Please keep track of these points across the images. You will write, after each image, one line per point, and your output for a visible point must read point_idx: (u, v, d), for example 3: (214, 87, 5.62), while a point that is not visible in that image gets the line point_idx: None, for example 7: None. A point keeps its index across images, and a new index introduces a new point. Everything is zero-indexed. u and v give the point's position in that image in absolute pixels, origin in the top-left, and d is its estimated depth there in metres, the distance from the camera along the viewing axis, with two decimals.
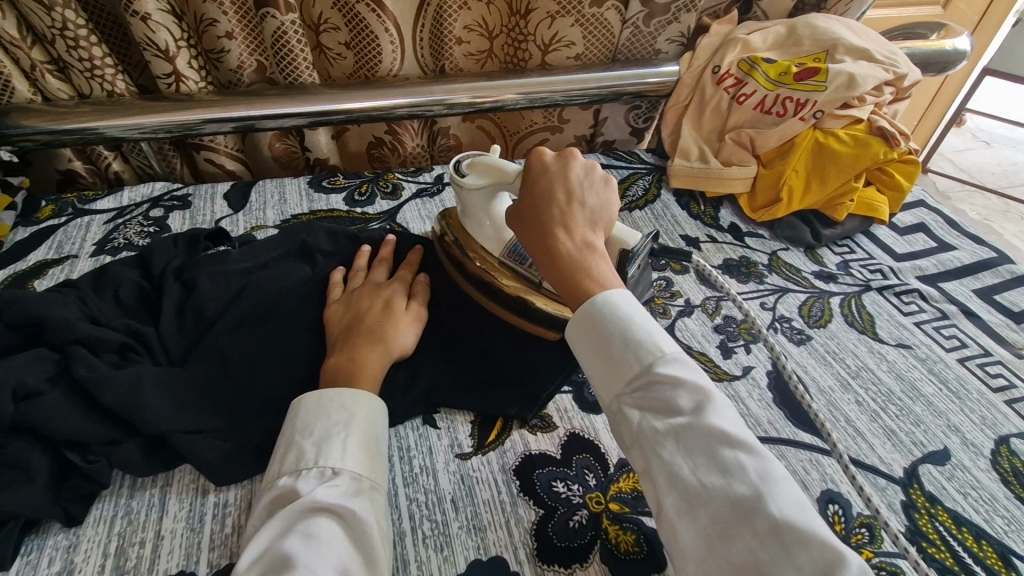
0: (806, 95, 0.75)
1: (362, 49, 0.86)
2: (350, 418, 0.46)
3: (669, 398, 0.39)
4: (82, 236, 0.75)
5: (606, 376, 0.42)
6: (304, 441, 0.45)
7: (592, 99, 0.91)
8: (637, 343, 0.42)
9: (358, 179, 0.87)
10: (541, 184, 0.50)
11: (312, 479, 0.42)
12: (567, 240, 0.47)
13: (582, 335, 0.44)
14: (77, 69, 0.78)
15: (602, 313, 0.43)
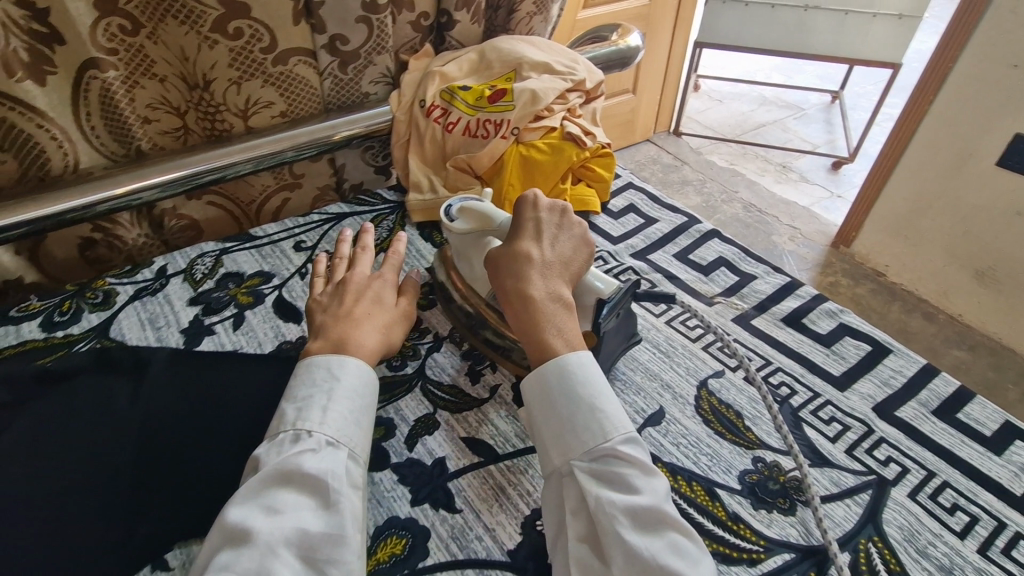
0: (500, 116, 0.81)
1: (19, 154, 0.73)
2: (333, 387, 0.51)
3: (624, 475, 0.44)
4: None
5: (561, 439, 0.47)
6: (288, 404, 0.50)
7: (317, 151, 0.88)
8: (599, 412, 0.47)
9: (57, 296, 0.75)
10: (526, 232, 0.56)
11: (288, 442, 0.48)
12: (536, 280, 0.52)
13: (539, 391, 0.49)
14: None
15: (569, 377, 0.48)
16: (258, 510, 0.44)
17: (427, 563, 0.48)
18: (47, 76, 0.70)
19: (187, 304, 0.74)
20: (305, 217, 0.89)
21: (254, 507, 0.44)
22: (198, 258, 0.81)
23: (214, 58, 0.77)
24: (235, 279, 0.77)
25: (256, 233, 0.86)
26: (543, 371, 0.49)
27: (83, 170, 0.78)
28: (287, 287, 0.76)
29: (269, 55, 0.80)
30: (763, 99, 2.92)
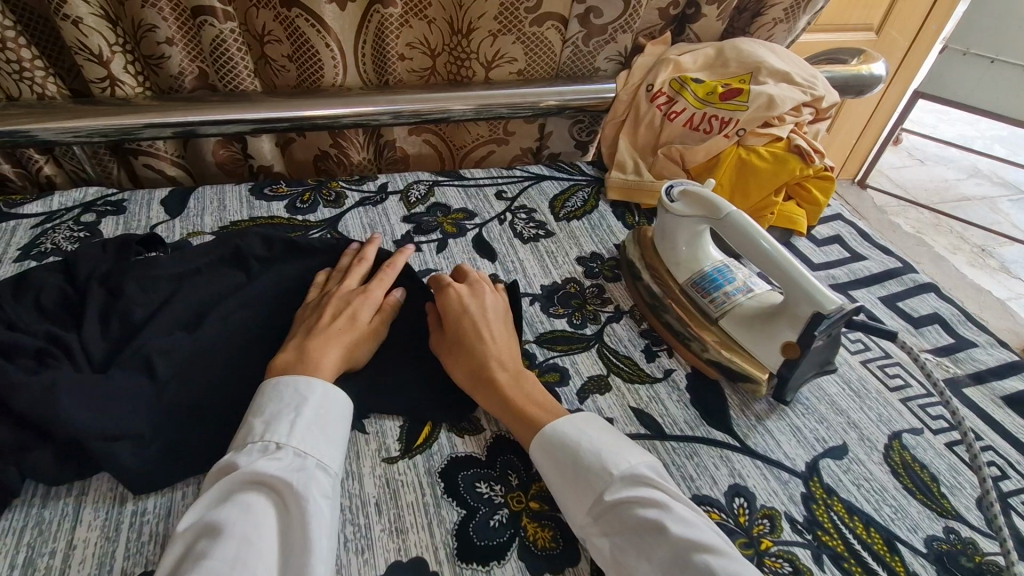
0: (729, 114, 0.80)
1: (304, 61, 0.86)
2: (301, 402, 0.49)
3: (630, 518, 0.44)
4: (7, 241, 0.73)
5: (570, 502, 0.47)
6: (255, 418, 0.48)
7: (531, 113, 0.93)
8: (590, 468, 0.47)
9: (301, 186, 0.87)
10: (461, 326, 0.58)
11: (257, 452, 0.46)
12: (499, 370, 0.55)
13: (541, 462, 0.49)
14: (5, 71, 0.76)
15: (551, 442, 0.50)
16: (228, 513, 0.42)
17: None
18: (348, 2, 0.82)
19: (401, 220, 0.82)
20: (508, 171, 0.94)
21: (227, 510, 0.42)
22: (414, 183, 0.90)
23: (485, 10, 0.85)
24: (443, 210, 0.84)
25: (464, 174, 0.93)
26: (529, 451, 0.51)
27: (343, 83, 0.90)
28: (487, 228, 0.82)
29: (531, 15, 0.87)
30: (975, 170, 2.56)
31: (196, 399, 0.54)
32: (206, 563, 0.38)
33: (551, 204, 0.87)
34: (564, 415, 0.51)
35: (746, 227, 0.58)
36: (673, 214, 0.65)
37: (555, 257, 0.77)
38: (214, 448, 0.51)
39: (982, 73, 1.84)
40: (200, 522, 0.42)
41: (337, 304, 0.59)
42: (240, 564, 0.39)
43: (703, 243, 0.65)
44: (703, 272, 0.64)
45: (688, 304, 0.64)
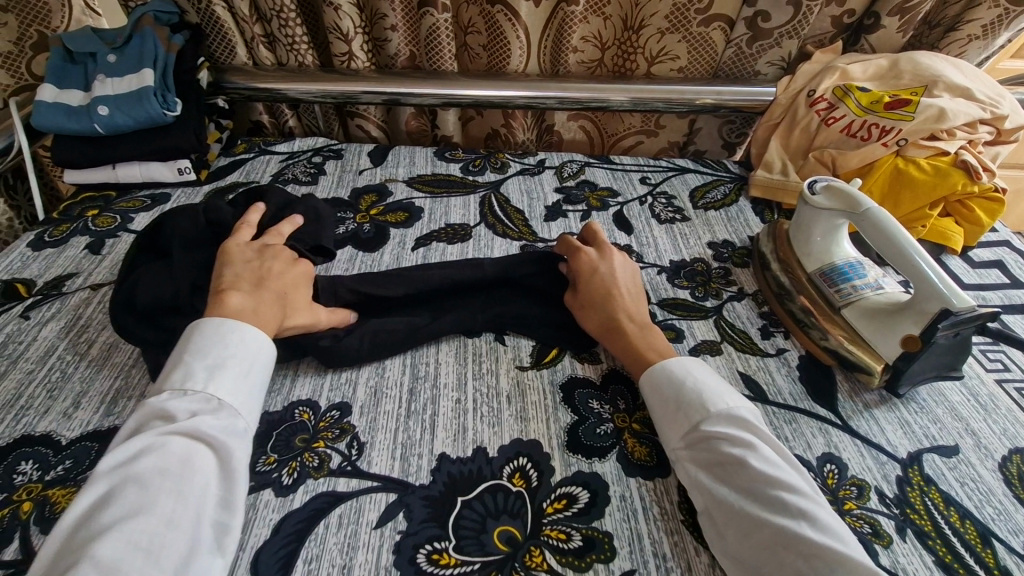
0: (892, 122, 0.80)
1: (496, 48, 1.01)
2: (245, 357, 0.53)
3: (716, 449, 0.50)
4: (263, 169, 0.98)
5: (667, 428, 0.54)
6: (196, 361, 0.51)
7: (686, 109, 1.00)
8: (689, 402, 0.54)
9: (474, 155, 1.03)
10: (597, 285, 0.65)
11: (198, 402, 0.49)
12: (628, 323, 0.63)
13: (647, 392, 0.57)
14: (282, 43, 1.01)
15: (659, 378, 0.57)
16: (161, 460, 0.45)
17: None
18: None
19: (553, 191, 0.94)
20: (655, 161, 1.01)
21: (159, 454, 0.45)
22: (568, 162, 1.01)
23: (658, 9, 0.94)
24: (591, 186, 0.95)
25: (614, 160, 1.02)
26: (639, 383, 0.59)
27: (525, 69, 1.05)
28: (628, 206, 0.90)
29: (700, 17, 0.94)
30: None
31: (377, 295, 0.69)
32: (140, 517, 0.41)
33: (691, 194, 0.93)
34: (676, 359, 0.58)
35: (885, 223, 0.61)
36: (812, 206, 0.68)
37: (687, 239, 0.84)
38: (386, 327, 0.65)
39: None
40: (128, 467, 0.44)
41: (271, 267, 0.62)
42: (175, 518, 0.42)
43: (838, 237, 0.69)
44: (833, 264, 0.68)
45: (812, 291, 0.68)
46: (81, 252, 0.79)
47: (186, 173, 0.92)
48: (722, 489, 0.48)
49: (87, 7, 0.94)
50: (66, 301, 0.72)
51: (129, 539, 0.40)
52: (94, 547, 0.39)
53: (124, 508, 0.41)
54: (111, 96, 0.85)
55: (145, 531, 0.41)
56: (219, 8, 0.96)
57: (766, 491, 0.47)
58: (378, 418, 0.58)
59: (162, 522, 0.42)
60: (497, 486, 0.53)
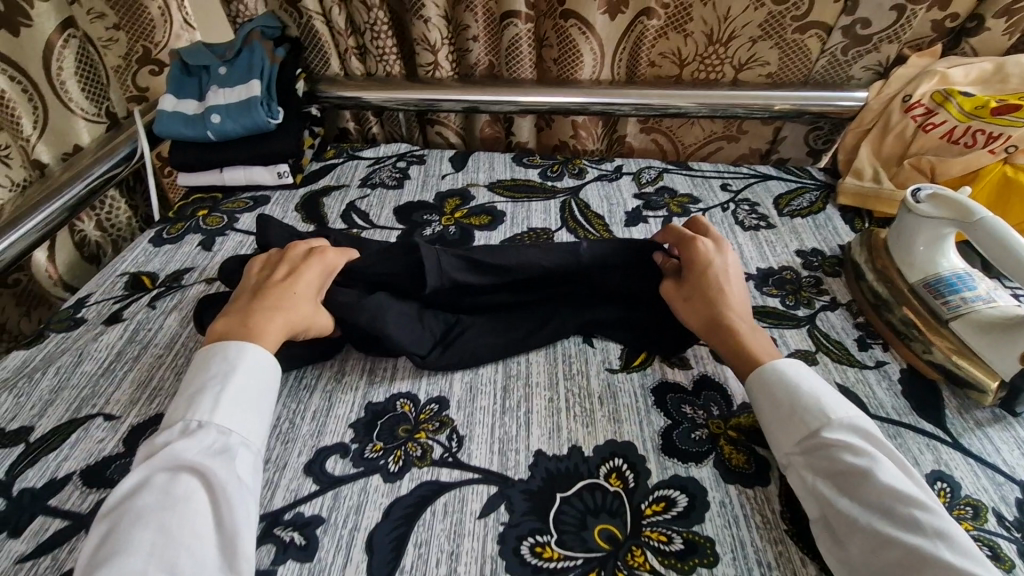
0: (1000, 129, 0.76)
1: (565, 60, 1.02)
2: (228, 373, 0.53)
3: (836, 460, 0.49)
4: (352, 173, 1.03)
5: (780, 432, 0.53)
6: (185, 393, 0.53)
7: (770, 115, 0.98)
8: (806, 408, 0.52)
9: (551, 160, 1.04)
10: (713, 280, 0.63)
11: (178, 430, 0.50)
12: (742, 323, 0.60)
13: (756, 394, 0.55)
14: (372, 55, 1.06)
15: (771, 379, 0.55)
16: (154, 490, 0.46)
17: None
18: (618, 13, 0.96)
19: (633, 197, 0.94)
20: (736, 168, 1.00)
21: (154, 485, 0.47)
22: (645, 168, 1.01)
23: (751, 20, 0.93)
24: (670, 192, 0.95)
25: (692, 166, 1.01)
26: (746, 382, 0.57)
27: (597, 78, 1.05)
28: (710, 213, 0.90)
29: (797, 23, 0.92)
30: None
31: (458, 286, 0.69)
32: (127, 554, 0.42)
33: (775, 202, 0.91)
34: (790, 362, 0.56)
35: (1003, 234, 0.58)
36: (916, 215, 0.66)
37: (773, 247, 0.82)
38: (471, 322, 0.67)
39: None
40: (126, 502, 0.46)
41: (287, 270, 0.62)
42: (161, 551, 0.43)
43: (946, 248, 0.66)
44: (940, 276, 0.65)
45: (915, 302, 0.65)
46: (195, 249, 0.86)
47: (285, 176, 0.98)
48: (845, 500, 0.47)
49: (184, 23, 1.01)
50: (186, 293, 0.78)
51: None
52: None
53: (120, 542, 0.43)
54: (224, 105, 0.93)
55: (133, 568, 0.42)
56: (317, 23, 1.02)
57: (895, 508, 0.45)
58: (475, 414, 0.61)
59: (156, 549, 0.43)
60: (595, 485, 0.54)
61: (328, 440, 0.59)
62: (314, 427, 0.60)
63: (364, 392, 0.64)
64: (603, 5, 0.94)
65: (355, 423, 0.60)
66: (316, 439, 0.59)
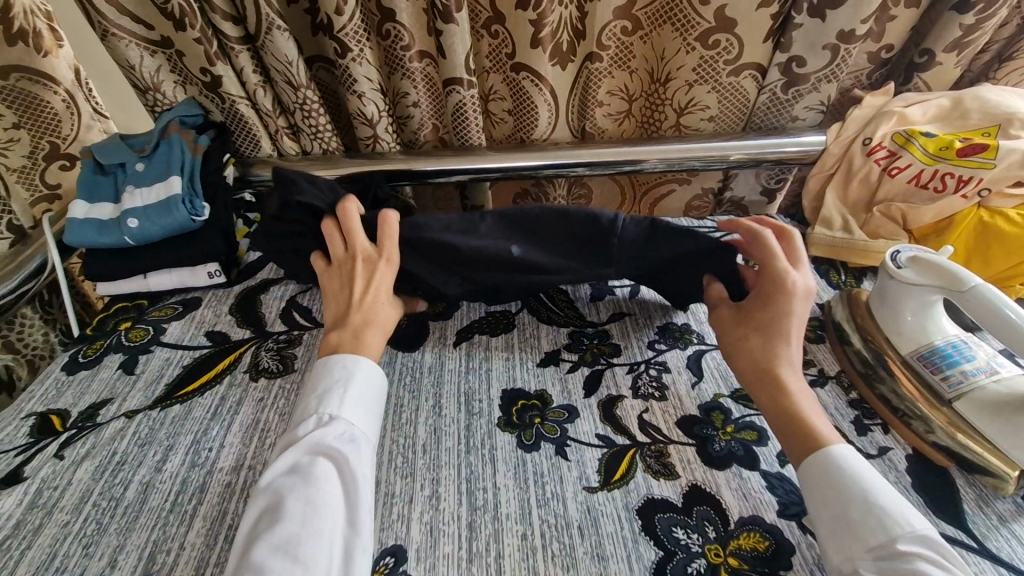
0: (969, 172, 0.72)
1: (522, 113, 0.98)
2: (349, 378, 0.61)
3: (917, 573, 0.43)
4: None
5: (844, 535, 0.47)
6: (312, 394, 0.60)
7: (727, 166, 0.94)
8: (881, 512, 0.47)
9: None
10: (770, 325, 0.62)
11: (313, 423, 0.57)
12: (790, 381, 0.58)
13: (813, 480, 0.51)
14: (306, 133, 1.00)
15: (841, 470, 0.50)
16: (294, 472, 0.54)
17: (789, 573, 0.50)
18: (567, 62, 0.92)
19: None
20: (699, 221, 0.95)
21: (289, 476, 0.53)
22: None
23: (685, 62, 0.89)
24: None
25: (654, 223, 0.96)
26: (810, 469, 0.52)
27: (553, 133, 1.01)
28: None
29: (730, 66, 0.89)
30: None
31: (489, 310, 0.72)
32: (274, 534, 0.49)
33: None
34: (859, 454, 0.52)
35: (994, 304, 0.53)
36: (898, 281, 0.61)
37: None
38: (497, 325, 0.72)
39: None
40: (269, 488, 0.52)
41: (363, 281, 0.69)
42: (300, 538, 0.49)
43: (933, 312, 0.61)
44: (932, 345, 0.60)
45: (911, 377, 0.59)
46: (114, 373, 0.76)
47: (216, 275, 0.90)
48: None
49: (94, 112, 0.94)
50: (100, 433, 0.68)
51: (275, 551, 0.47)
52: (253, 553, 0.48)
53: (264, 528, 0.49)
54: (141, 207, 0.83)
55: (285, 541, 0.48)
56: (243, 107, 0.95)
57: None
58: (439, 566, 0.52)
59: (297, 526, 0.49)
60: None
61: None
62: None
63: None
64: (552, 57, 0.89)
65: None
66: None
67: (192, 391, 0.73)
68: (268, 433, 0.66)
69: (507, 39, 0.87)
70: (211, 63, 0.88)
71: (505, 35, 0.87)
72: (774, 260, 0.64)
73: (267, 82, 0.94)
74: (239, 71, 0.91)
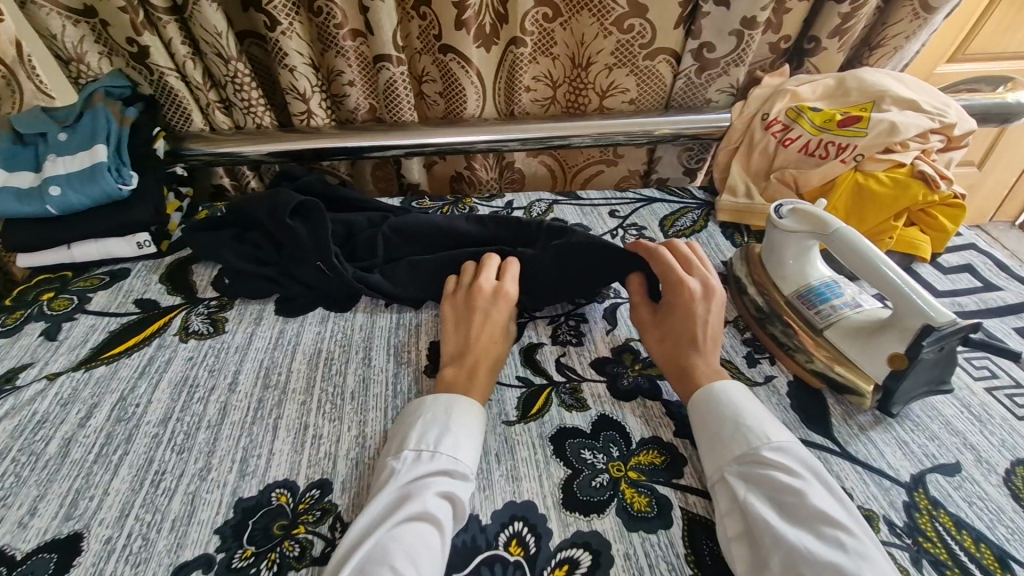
0: (847, 140, 0.82)
1: (452, 95, 1.02)
2: (451, 415, 0.57)
3: (772, 475, 0.49)
4: None
5: (717, 449, 0.54)
6: (422, 426, 0.56)
7: (646, 141, 1.01)
8: (747, 430, 0.53)
9: (441, 202, 1.02)
10: (681, 324, 0.65)
11: (437, 461, 0.53)
12: (702, 368, 0.61)
13: (698, 413, 0.57)
14: (238, 107, 1.01)
15: (721, 401, 0.56)
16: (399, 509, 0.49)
17: (680, 481, 0.56)
18: (492, 44, 0.97)
19: None
20: (622, 193, 1.02)
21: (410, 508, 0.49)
22: (536, 201, 1.01)
23: (602, 46, 0.96)
24: (561, 223, 0.94)
25: (580, 195, 1.02)
26: (696, 400, 0.58)
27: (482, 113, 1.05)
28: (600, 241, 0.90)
29: (644, 50, 0.96)
30: None
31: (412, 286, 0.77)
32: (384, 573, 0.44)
33: (661, 223, 0.93)
34: (741, 386, 0.58)
35: (854, 242, 0.61)
36: (781, 230, 0.69)
37: None
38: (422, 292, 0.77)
39: None
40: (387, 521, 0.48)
41: (482, 313, 0.68)
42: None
43: (810, 258, 0.69)
44: (808, 286, 0.68)
45: (792, 314, 0.67)
46: (34, 340, 0.75)
47: (145, 246, 0.89)
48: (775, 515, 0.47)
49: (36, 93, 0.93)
50: (19, 395, 0.67)
51: None
52: None
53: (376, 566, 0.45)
54: (64, 175, 0.82)
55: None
56: (172, 79, 0.95)
57: (819, 526, 0.46)
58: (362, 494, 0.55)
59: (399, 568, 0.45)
60: (495, 557, 0.50)
61: (189, 554, 0.51)
62: (173, 540, 0.52)
63: (233, 488, 0.56)
64: (477, 38, 0.93)
65: (222, 527, 0.53)
66: (174, 555, 0.51)
67: (119, 353, 0.73)
68: (197, 388, 0.67)
69: (434, 21, 0.91)
70: (137, 33, 0.88)
71: (432, 16, 0.91)
72: (667, 262, 0.70)
73: (197, 55, 0.94)
74: (167, 42, 0.91)
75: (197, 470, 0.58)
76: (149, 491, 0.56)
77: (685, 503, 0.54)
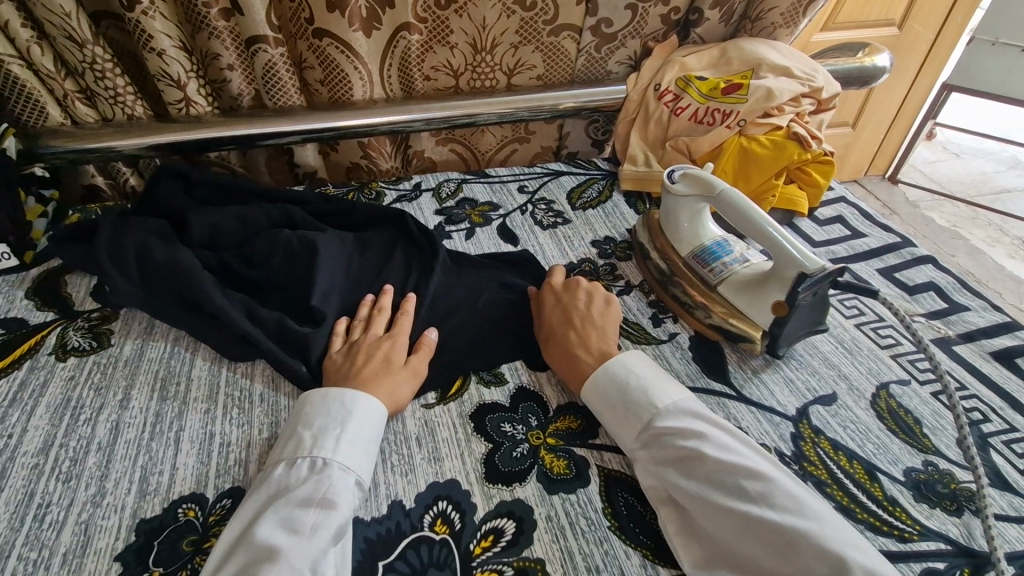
0: (730, 106, 0.87)
1: (335, 83, 0.97)
2: (346, 417, 0.54)
3: (674, 442, 0.52)
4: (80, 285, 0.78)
5: (622, 430, 0.56)
6: (304, 431, 0.53)
7: (551, 115, 1.02)
8: (637, 404, 0.56)
9: (345, 188, 0.97)
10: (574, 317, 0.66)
11: (307, 468, 0.50)
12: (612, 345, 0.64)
13: (593, 398, 0.59)
14: (103, 97, 0.91)
15: (608, 381, 0.58)
16: (277, 531, 0.45)
17: (596, 441, 0.58)
18: (373, 28, 0.93)
19: (434, 214, 0.92)
20: (530, 168, 1.03)
21: (278, 517, 0.46)
22: (444, 181, 0.99)
23: (506, 26, 0.96)
24: (471, 204, 0.94)
25: (489, 172, 1.02)
26: (586, 389, 0.60)
27: (371, 98, 1.01)
28: (510, 217, 0.91)
29: (549, 26, 0.97)
30: (1012, 163, 2.63)
31: (294, 285, 0.71)
32: None
33: (569, 196, 0.96)
34: (620, 359, 0.60)
35: (738, 203, 0.65)
36: (674, 195, 0.73)
37: (572, 241, 0.86)
38: (299, 290, 0.71)
39: (985, 54, 2.09)
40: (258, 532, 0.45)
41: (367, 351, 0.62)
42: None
43: (704, 221, 0.72)
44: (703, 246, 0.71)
45: (691, 275, 0.71)
46: None
47: (4, 259, 0.78)
48: (685, 479, 0.50)
49: None
50: None
51: None
52: None
53: None
54: None
55: None
56: (16, 69, 0.84)
57: (728, 479, 0.48)
58: None
59: None
60: (420, 539, 0.50)
61: None
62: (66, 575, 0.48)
63: (134, 510, 0.53)
64: (357, 23, 0.90)
65: (123, 553, 0.50)
66: None
67: None
68: (81, 409, 0.61)
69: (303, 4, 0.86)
70: None
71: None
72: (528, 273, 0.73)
73: (45, 40, 0.84)
74: (4, 26, 0.80)
75: (89, 496, 0.53)
76: (33, 527, 0.51)
77: (601, 461, 0.56)
